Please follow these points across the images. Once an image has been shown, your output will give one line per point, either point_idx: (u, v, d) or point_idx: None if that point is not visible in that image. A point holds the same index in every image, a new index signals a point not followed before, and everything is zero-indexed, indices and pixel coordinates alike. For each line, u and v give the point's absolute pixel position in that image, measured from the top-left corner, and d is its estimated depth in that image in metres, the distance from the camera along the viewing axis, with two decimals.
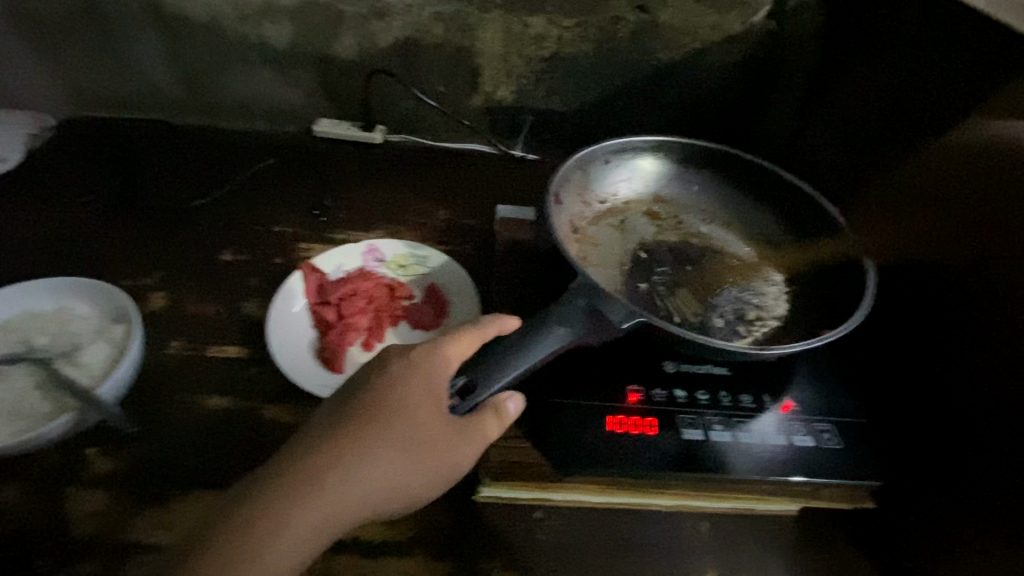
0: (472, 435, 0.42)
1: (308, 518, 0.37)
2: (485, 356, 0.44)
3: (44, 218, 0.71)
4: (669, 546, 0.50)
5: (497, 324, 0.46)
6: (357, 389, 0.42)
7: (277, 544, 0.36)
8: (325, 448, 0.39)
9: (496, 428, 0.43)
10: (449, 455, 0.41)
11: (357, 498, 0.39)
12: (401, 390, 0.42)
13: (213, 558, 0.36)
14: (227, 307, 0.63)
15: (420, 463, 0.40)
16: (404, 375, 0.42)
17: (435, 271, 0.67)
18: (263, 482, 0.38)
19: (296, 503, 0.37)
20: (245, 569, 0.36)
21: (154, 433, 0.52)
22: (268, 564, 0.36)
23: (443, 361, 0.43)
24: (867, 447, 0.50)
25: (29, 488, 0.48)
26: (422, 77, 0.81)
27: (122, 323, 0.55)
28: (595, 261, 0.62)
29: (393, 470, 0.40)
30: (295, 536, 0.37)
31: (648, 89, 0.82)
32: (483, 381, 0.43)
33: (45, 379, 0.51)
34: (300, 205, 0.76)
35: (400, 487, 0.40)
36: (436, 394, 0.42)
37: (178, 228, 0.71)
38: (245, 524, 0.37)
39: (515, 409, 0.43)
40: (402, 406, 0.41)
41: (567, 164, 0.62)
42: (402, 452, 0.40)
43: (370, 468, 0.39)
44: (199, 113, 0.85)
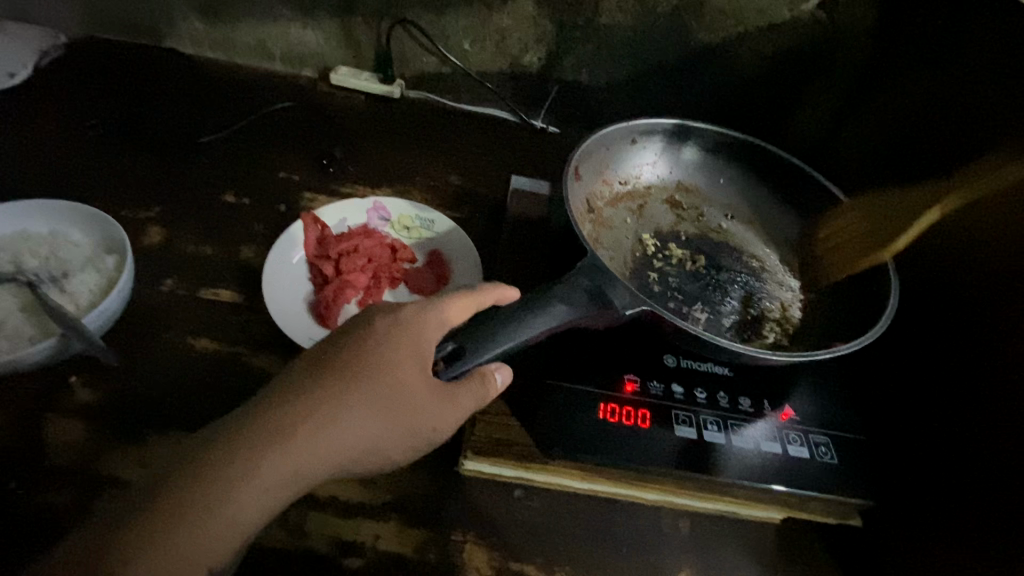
0: (457, 405, 0.40)
1: (280, 469, 0.36)
2: (476, 325, 0.42)
3: (47, 138, 0.69)
4: (647, 540, 0.49)
5: (495, 296, 0.45)
6: (340, 346, 0.40)
7: (243, 495, 0.36)
8: (300, 400, 0.38)
9: (481, 397, 0.41)
10: (428, 423, 0.40)
11: (332, 454, 0.38)
12: (386, 353, 0.40)
13: (177, 504, 0.35)
14: (224, 249, 0.61)
15: (399, 429, 0.39)
16: (390, 336, 0.40)
17: (440, 237, 0.65)
18: (234, 430, 0.37)
19: (270, 454, 0.36)
20: (208, 516, 0.35)
21: (139, 368, 0.51)
22: (232, 514, 0.35)
23: (433, 327, 0.41)
24: (862, 464, 0.49)
25: (8, 410, 0.47)
26: (448, 33, 0.78)
27: (114, 255, 0.53)
28: (607, 243, 0.60)
29: (372, 430, 0.39)
30: (266, 487, 0.36)
31: (683, 70, 0.78)
32: (471, 349, 0.41)
33: (32, 302, 0.50)
34: (309, 154, 0.73)
35: (374, 451, 0.39)
36: (423, 360, 0.40)
37: (182, 163, 0.69)
38: (216, 471, 0.36)
39: (501, 380, 0.42)
40: (384, 369, 0.39)
41: (591, 138, 0.59)
42: (381, 413, 0.39)
43: (346, 426, 0.38)
44: (215, 48, 0.82)
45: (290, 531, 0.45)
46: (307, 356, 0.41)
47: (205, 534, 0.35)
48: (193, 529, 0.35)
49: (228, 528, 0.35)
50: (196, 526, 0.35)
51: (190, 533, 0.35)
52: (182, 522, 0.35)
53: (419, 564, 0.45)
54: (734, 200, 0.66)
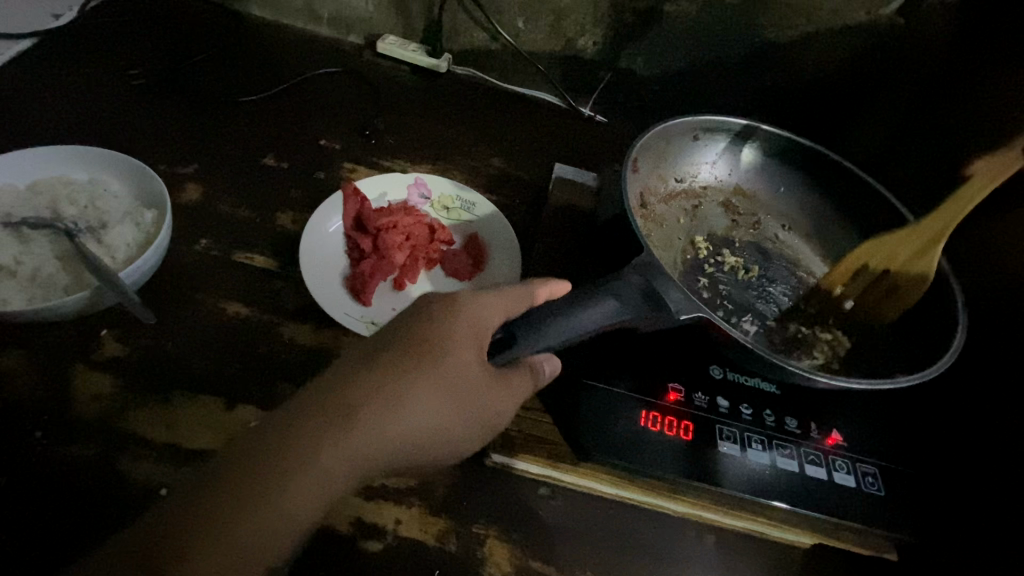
0: (513, 396, 0.40)
1: (345, 452, 0.34)
2: (528, 314, 0.40)
3: (89, 83, 0.67)
4: (674, 553, 0.47)
5: (548, 290, 0.43)
6: (399, 334, 0.39)
7: (303, 487, 0.33)
8: (365, 383, 0.37)
9: (530, 387, 0.41)
10: (489, 411, 0.39)
11: (396, 439, 0.36)
12: (447, 340, 0.39)
13: (238, 486, 0.32)
14: (260, 214, 0.60)
15: (460, 418, 0.38)
16: (451, 323, 0.39)
17: (479, 221, 0.63)
18: (295, 416, 0.35)
19: (336, 436, 0.34)
20: (269, 509, 0.32)
21: (170, 328, 0.50)
22: (294, 506, 0.33)
23: (493, 314, 0.40)
24: (907, 499, 0.46)
25: (38, 358, 0.46)
26: (503, 9, 0.75)
27: (152, 209, 0.52)
28: (657, 241, 0.59)
29: (436, 414, 0.38)
30: (332, 471, 0.34)
31: (744, 68, 0.74)
32: (522, 338, 0.39)
33: (67, 251, 0.49)
34: (351, 123, 0.71)
35: (435, 439, 0.38)
36: (482, 346, 0.40)
37: (223, 121, 0.67)
38: (281, 452, 0.34)
39: (548, 372, 0.42)
40: (449, 357, 0.38)
41: (654, 131, 0.57)
42: (446, 397, 0.38)
43: (412, 409, 0.37)
44: (262, 5, 0.80)
45: None
46: (366, 343, 0.40)
47: (267, 527, 0.32)
48: (255, 514, 0.32)
49: (289, 522, 0.33)
50: (257, 519, 0.32)
51: (252, 528, 0.32)
52: (242, 515, 0.32)
53: (439, 554, 0.44)
54: (791, 210, 0.64)
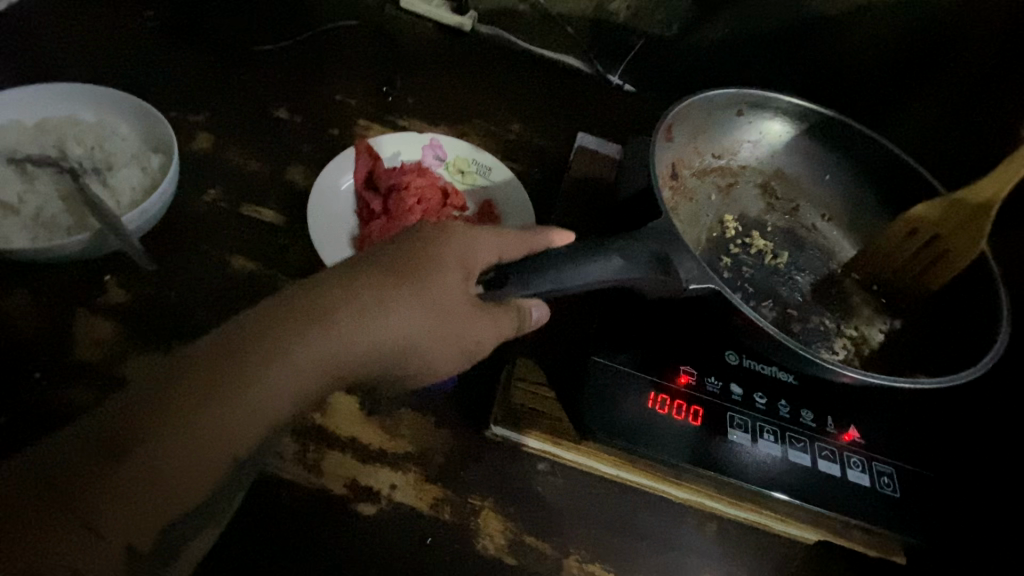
0: (496, 327, 0.39)
1: (310, 353, 0.33)
2: (527, 259, 0.39)
3: (104, 23, 0.65)
4: (673, 539, 0.46)
5: (549, 239, 0.42)
6: (382, 253, 0.37)
7: (271, 383, 0.32)
8: (340, 288, 0.35)
9: (515, 327, 0.40)
10: (469, 335, 0.38)
11: (366, 349, 0.35)
12: (434, 261, 0.37)
13: (197, 377, 0.31)
14: (270, 167, 0.58)
15: (440, 338, 0.37)
16: (437, 246, 0.38)
17: (495, 187, 0.61)
18: (265, 316, 0.33)
19: (302, 337, 0.33)
20: (235, 401, 0.31)
21: (173, 277, 0.49)
22: (262, 401, 0.32)
23: (486, 249, 0.39)
24: (924, 503, 0.44)
25: (42, 299, 0.46)
26: None
27: (159, 154, 0.51)
28: (684, 216, 0.56)
29: (411, 329, 0.36)
30: (293, 372, 0.33)
31: (786, 39, 0.70)
32: (518, 278, 0.37)
33: (70, 191, 0.48)
34: (367, 78, 0.69)
35: (411, 355, 0.37)
36: (470, 277, 0.38)
37: (237, 70, 0.65)
38: (243, 348, 0.32)
39: (536, 318, 0.42)
40: (430, 277, 0.37)
41: (695, 99, 0.54)
42: (423, 311, 0.36)
43: (385, 319, 0.35)
44: None
45: (306, 468, 0.44)
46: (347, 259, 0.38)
47: (232, 419, 0.31)
48: (208, 407, 0.30)
49: (256, 417, 0.32)
50: (222, 410, 0.31)
51: (216, 420, 0.30)
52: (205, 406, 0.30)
53: (433, 522, 0.43)
54: (834, 201, 0.60)
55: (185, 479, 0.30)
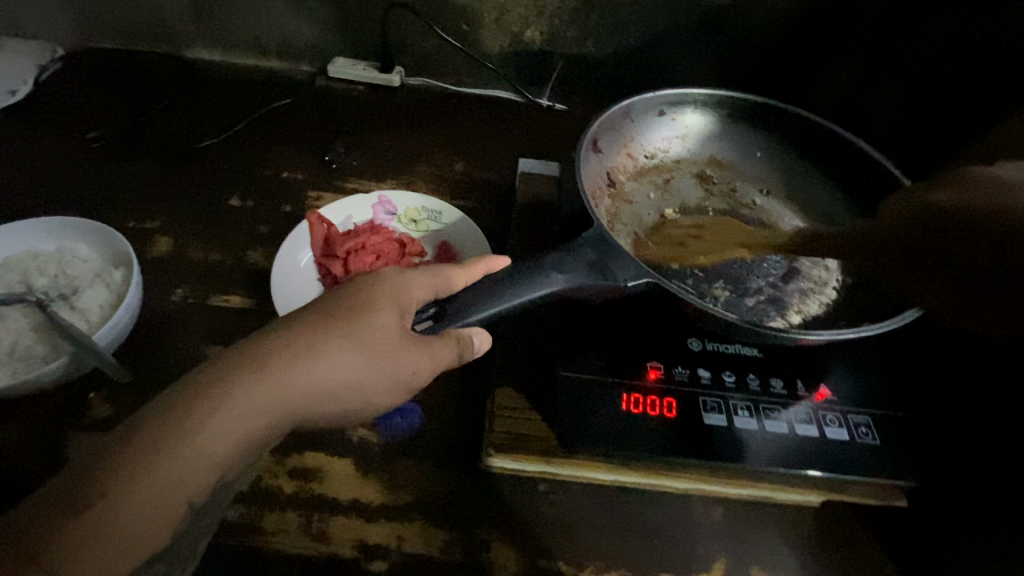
0: (431, 358, 0.40)
1: (258, 401, 0.34)
2: (466, 290, 0.41)
3: (52, 152, 0.68)
4: (682, 532, 0.47)
5: (485, 264, 0.44)
6: (322, 303, 0.39)
7: (224, 427, 0.33)
8: (285, 338, 0.37)
9: (456, 356, 0.42)
10: (409, 367, 0.39)
11: (314, 392, 0.36)
12: (369, 305, 0.39)
13: (152, 431, 0.32)
14: (231, 255, 0.60)
15: (385, 372, 0.39)
16: (377, 291, 0.40)
17: (448, 228, 0.63)
18: (218, 365, 0.35)
19: (248, 385, 0.34)
20: (190, 448, 0.32)
21: (153, 381, 0.50)
22: (214, 446, 0.33)
23: (420, 289, 0.41)
24: (907, 443, 0.46)
25: (27, 429, 0.47)
26: (444, 14, 0.75)
27: (121, 268, 0.53)
28: (627, 219, 0.59)
29: (354, 368, 0.37)
30: (241, 418, 0.34)
31: (693, 33, 0.73)
32: (454, 312, 0.41)
33: (42, 321, 0.50)
34: (310, 151, 0.71)
35: (360, 392, 0.38)
36: (408, 315, 0.40)
37: (185, 170, 0.68)
38: (192, 401, 0.33)
39: (479, 346, 0.43)
40: (373, 323, 0.38)
41: (615, 110, 0.57)
42: (364, 350, 0.38)
43: (329, 361, 0.37)
44: (211, 48, 0.80)
45: (312, 538, 0.45)
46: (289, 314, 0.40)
47: (188, 465, 0.32)
48: (163, 458, 0.32)
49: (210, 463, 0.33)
50: (178, 460, 0.32)
51: (172, 467, 0.32)
52: (161, 458, 0.32)
53: (445, 565, 0.44)
54: (768, 176, 0.63)
55: (144, 526, 0.31)
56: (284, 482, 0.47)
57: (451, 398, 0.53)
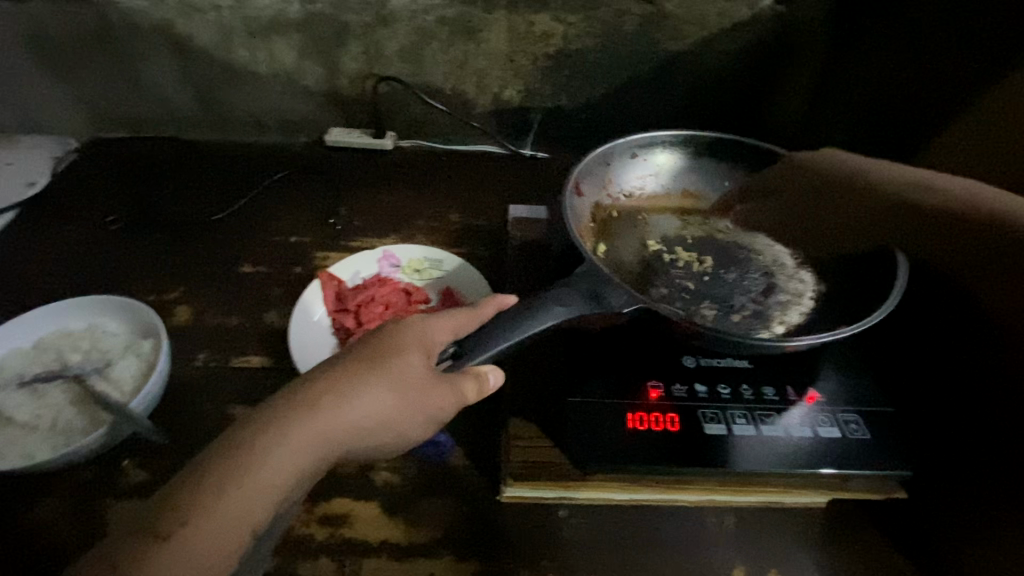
0: (455, 394, 0.44)
1: (302, 438, 0.39)
2: (479, 330, 0.45)
3: (74, 237, 0.73)
4: (699, 542, 0.49)
5: (494, 305, 0.49)
6: (352, 352, 0.44)
7: (277, 461, 0.38)
8: (322, 382, 0.41)
9: (476, 393, 0.45)
10: (433, 401, 0.43)
11: (349, 429, 0.40)
12: (394, 349, 0.44)
13: (219, 466, 0.37)
14: (249, 319, 0.64)
15: (412, 406, 0.43)
16: (400, 335, 0.45)
17: (450, 274, 0.68)
18: (267, 408, 0.40)
19: (294, 424, 0.39)
20: (248, 484, 0.37)
21: (185, 443, 0.53)
22: (270, 480, 0.38)
23: (439, 333, 0.46)
24: (897, 436, 0.49)
25: (68, 500, 0.49)
26: (429, 82, 0.82)
27: (150, 338, 0.57)
28: (615, 253, 0.63)
29: (384, 405, 0.42)
30: (289, 454, 0.38)
31: (656, 80, 0.81)
32: (473, 348, 0.44)
33: (80, 395, 0.53)
34: (315, 215, 0.77)
35: (391, 424, 0.42)
36: (429, 358, 0.44)
37: (198, 242, 0.73)
38: (246, 440, 0.38)
39: (495, 381, 0.46)
40: (397, 365, 0.43)
41: (591, 157, 0.63)
42: (393, 389, 0.42)
43: (361, 401, 0.41)
44: (214, 128, 0.87)
45: None
46: (324, 362, 0.44)
47: (247, 496, 0.37)
48: (229, 488, 0.37)
49: (270, 491, 0.38)
50: (235, 495, 0.37)
51: (233, 497, 0.36)
52: (225, 489, 0.36)
53: None
54: (739, 202, 0.69)
55: (213, 552, 0.36)
56: (316, 530, 0.49)
57: (467, 434, 0.56)
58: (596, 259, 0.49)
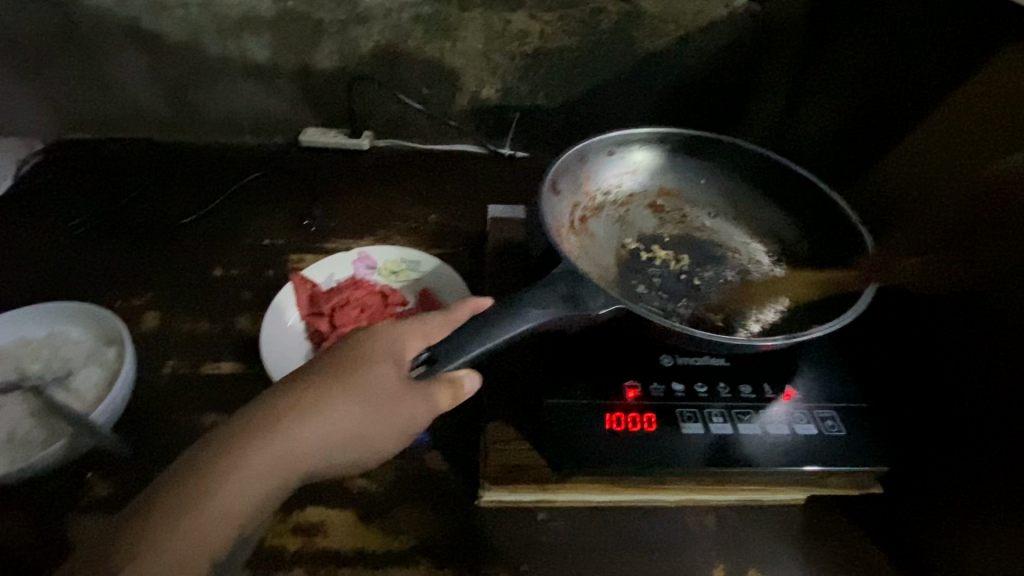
0: (429, 401, 0.42)
1: (268, 454, 0.38)
2: (453, 334, 0.44)
3: (37, 242, 0.70)
4: (679, 542, 0.49)
5: (469, 307, 0.48)
6: (322, 360, 0.43)
7: (242, 479, 0.37)
8: (289, 395, 0.40)
9: (450, 400, 0.43)
10: (405, 411, 0.42)
11: (318, 442, 0.39)
12: (364, 356, 0.43)
13: (180, 487, 0.36)
14: (220, 324, 0.62)
15: (384, 414, 0.41)
16: (371, 342, 0.44)
17: (427, 276, 0.67)
18: (230, 421, 0.39)
19: (259, 441, 0.38)
20: (212, 505, 0.36)
21: (151, 454, 0.51)
22: (234, 500, 0.36)
23: (412, 337, 0.45)
24: (872, 432, 0.49)
25: (26, 516, 0.47)
26: (406, 81, 0.81)
27: (114, 345, 0.55)
28: (593, 253, 0.63)
29: (355, 415, 0.41)
30: (255, 472, 0.37)
31: (634, 78, 0.81)
32: (447, 354, 0.43)
33: (40, 406, 0.51)
34: (289, 217, 0.75)
35: (362, 436, 0.41)
36: (402, 365, 0.43)
37: (168, 246, 0.71)
38: (209, 459, 0.37)
39: (470, 387, 0.44)
40: (368, 372, 0.42)
41: (567, 156, 0.63)
42: (363, 399, 0.41)
43: (331, 412, 0.40)
44: (185, 129, 0.85)
45: None
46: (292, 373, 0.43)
47: (210, 518, 0.36)
48: (190, 511, 0.35)
49: (232, 507, 0.36)
50: (197, 517, 0.35)
51: (195, 519, 0.35)
52: (187, 512, 0.35)
53: None
54: (717, 201, 0.69)
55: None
56: (288, 540, 0.48)
57: (445, 438, 0.55)
58: (571, 261, 0.49)
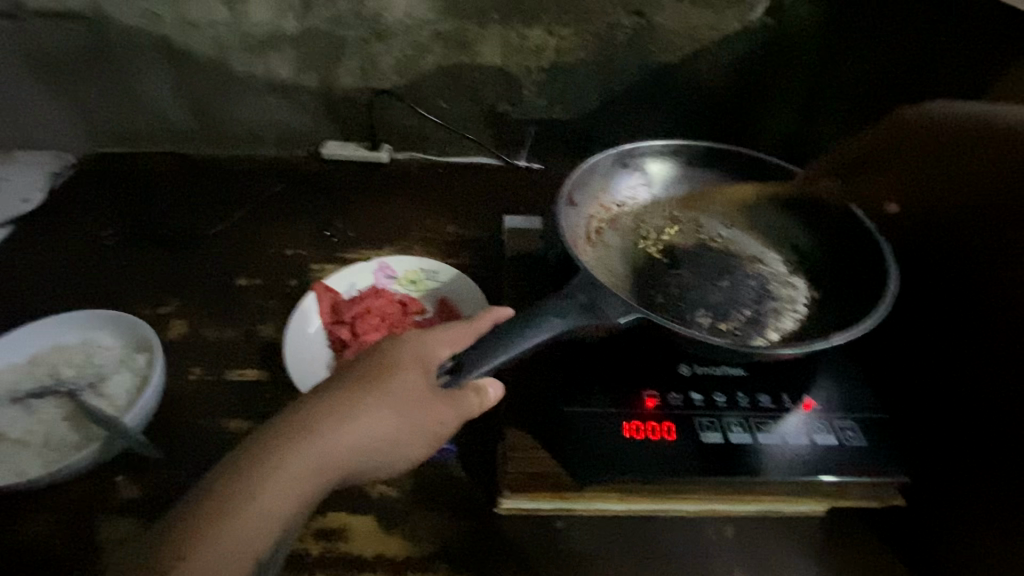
0: (455, 406, 0.44)
1: (303, 462, 0.38)
2: (477, 343, 0.45)
3: (69, 252, 0.73)
4: (698, 553, 0.49)
5: (490, 317, 0.49)
6: (348, 369, 0.44)
7: (278, 486, 0.37)
8: (320, 404, 0.41)
9: (478, 406, 0.45)
10: (432, 417, 0.43)
11: (349, 449, 0.40)
12: (391, 365, 0.44)
13: (220, 492, 0.37)
14: (244, 332, 0.64)
15: (409, 421, 0.42)
16: (398, 351, 0.44)
17: (445, 285, 0.68)
18: (262, 432, 0.40)
19: (295, 448, 0.39)
20: (250, 510, 0.36)
21: (178, 458, 0.52)
22: (270, 506, 0.37)
23: (437, 346, 0.46)
24: (894, 443, 0.49)
25: (58, 518, 0.48)
26: (424, 95, 0.83)
27: (144, 353, 0.57)
28: (610, 263, 0.63)
29: (383, 423, 0.41)
30: (290, 478, 0.38)
31: (649, 91, 0.82)
32: (472, 362, 0.44)
33: (74, 411, 0.53)
34: (310, 227, 0.77)
35: (390, 442, 0.42)
36: (428, 372, 0.44)
37: (194, 256, 0.73)
38: (246, 466, 0.38)
39: (495, 394, 0.45)
40: (394, 381, 0.43)
41: (583, 168, 0.64)
42: (391, 407, 0.42)
43: (361, 420, 0.41)
44: (210, 142, 0.87)
45: None
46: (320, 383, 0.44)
47: (249, 524, 0.36)
48: (230, 516, 0.36)
49: (271, 515, 0.37)
50: (237, 523, 0.36)
51: (235, 525, 0.36)
52: (228, 518, 0.36)
53: None
54: (733, 210, 0.69)
55: None
56: (310, 545, 0.48)
57: (463, 446, 0.55)
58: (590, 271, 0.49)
